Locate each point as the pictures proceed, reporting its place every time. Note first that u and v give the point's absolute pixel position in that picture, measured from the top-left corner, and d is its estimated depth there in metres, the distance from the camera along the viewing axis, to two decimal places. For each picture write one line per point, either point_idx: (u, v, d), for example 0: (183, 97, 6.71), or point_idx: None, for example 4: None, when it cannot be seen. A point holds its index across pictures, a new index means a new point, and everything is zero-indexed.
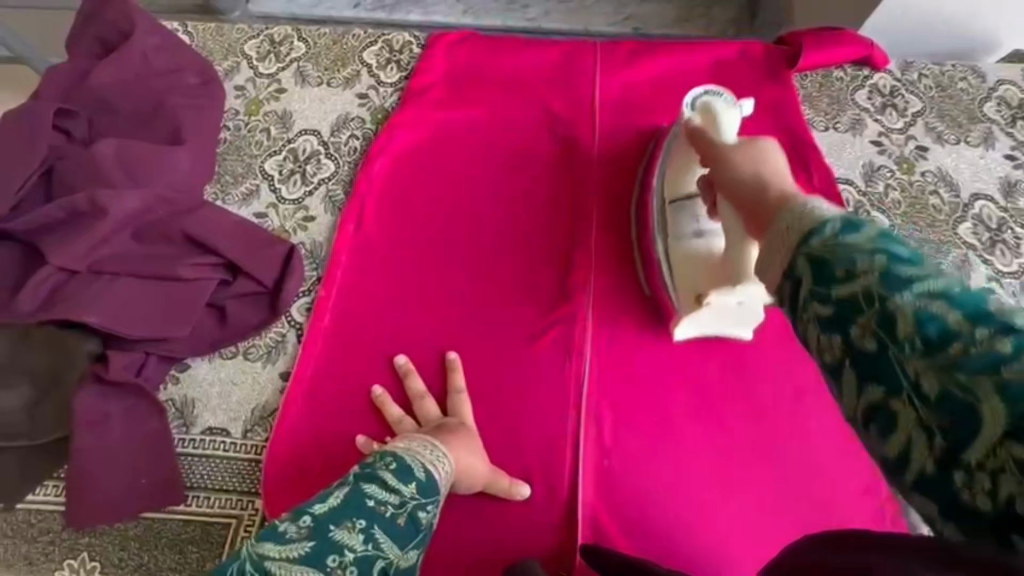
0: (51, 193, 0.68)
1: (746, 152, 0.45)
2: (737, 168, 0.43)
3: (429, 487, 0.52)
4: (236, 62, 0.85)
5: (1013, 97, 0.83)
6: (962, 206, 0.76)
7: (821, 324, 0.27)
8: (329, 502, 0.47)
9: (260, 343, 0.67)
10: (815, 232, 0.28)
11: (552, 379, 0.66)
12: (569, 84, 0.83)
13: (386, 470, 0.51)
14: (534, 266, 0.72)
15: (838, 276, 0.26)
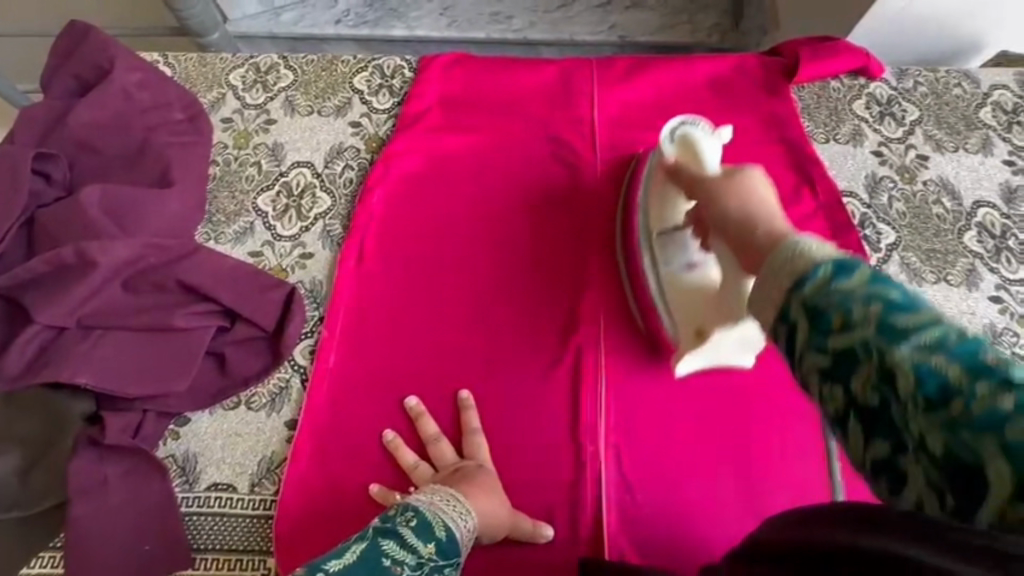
0: (33, 244, 0.65)
1: (731, 186, 0.43)
2: (724, 206, 0.41)
3: (449, 547, 0.49)
4: (221, 93, 0.82)
5: (1008, 101, 0.83)
6: (965, 214, 0.76)
7: (820, 376, 0.29)
8: (343, 559, 0.43)
9: (263, 390, 0.64)
10: (808, 281, 0.29)
11: (568, 412, 0.64)
12: (567, 105, 0.82)
13: (406, 526, 0.48)
14: (542, 294, 0.70)
15: (836, 326, 0.28)
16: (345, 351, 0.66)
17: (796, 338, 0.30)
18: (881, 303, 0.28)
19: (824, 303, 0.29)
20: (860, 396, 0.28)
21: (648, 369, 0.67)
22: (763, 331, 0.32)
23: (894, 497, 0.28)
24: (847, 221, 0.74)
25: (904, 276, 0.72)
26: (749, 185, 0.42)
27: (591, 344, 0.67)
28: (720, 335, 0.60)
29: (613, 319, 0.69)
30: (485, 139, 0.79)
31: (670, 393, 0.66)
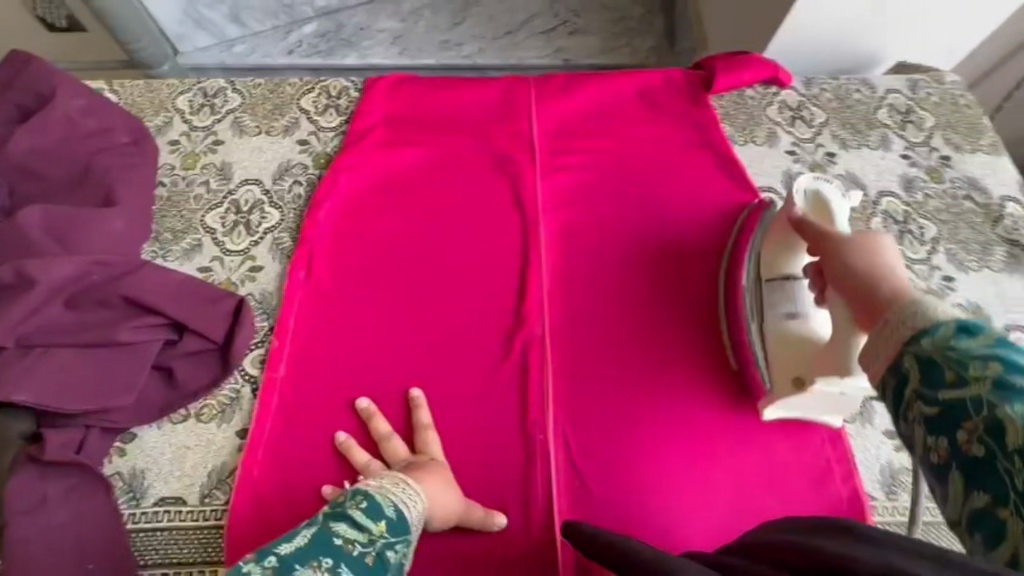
0: None
1: (870, 260, 0.48)
2: (851, 261, 0.49)
3: (400, 523, 0.50)
4: (168, 117, 0.84)
5: (900, 104, 0.93)
6: (871, 203, 0.84)
7: (928, 427, 0.34)
8: (294, 542, 0.45)
9: (213, 402, 0.64)
10: (927, 334, 0.35)
11: (518, 404, 0.67)
12: (507, 118, 0.87)
13: (355, 508, 0.49)
14: (488, 294, 0.73)
15: (948, 381, 0.33)
16: (297, 361, 0.67)
17: (908, 385, 0.35)
18: (1002, 363, 0.32)
19: (940, 357, 0.34)
20: (964, 445, 0.32)
21: (592, 359, 0.70)
22: (873, 375, 0.38)
23: (988, 548, 0.30)
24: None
25: None
26: (880, 254, 0.49)
27: (537, 338, 0.70)
28: (821, 386, 0.61)
29: (556, 314, 0.73)
30: (430, 152, 0.83)
31: (614, 379, 0.69)
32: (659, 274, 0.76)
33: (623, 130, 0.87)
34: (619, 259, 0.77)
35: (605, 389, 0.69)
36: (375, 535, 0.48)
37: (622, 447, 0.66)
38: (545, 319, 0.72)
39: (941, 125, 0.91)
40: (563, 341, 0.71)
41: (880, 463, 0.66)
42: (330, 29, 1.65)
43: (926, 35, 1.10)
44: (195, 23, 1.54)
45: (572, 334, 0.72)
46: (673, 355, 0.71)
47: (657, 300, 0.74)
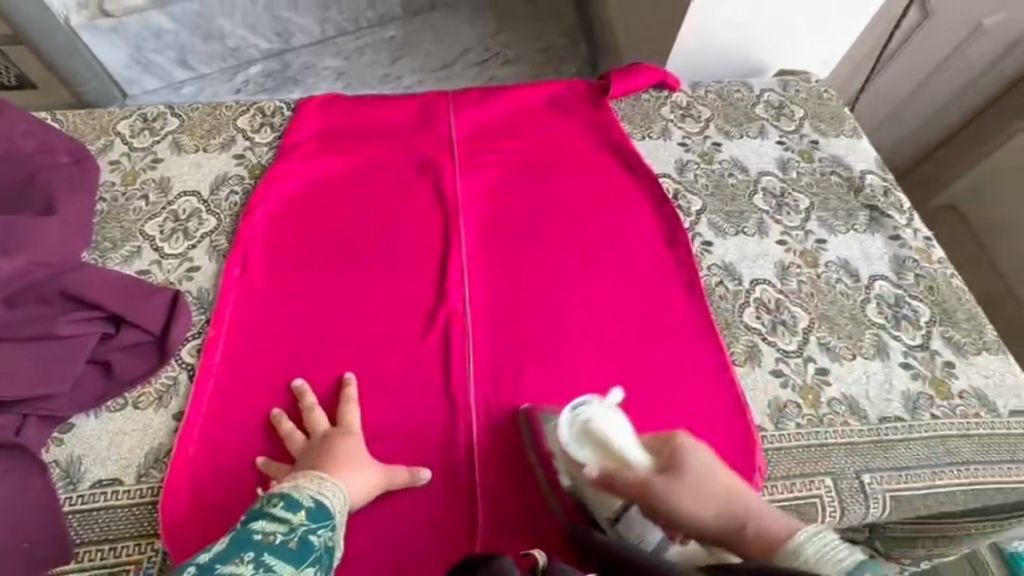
0: None
1: (687, 493, 0.55)
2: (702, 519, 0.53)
3: (319, 511, 0.55)
4: (109, 140, 0.90)
5: (774, 100, 1.07)
6: (753, 182, 0.95)
7: None
8: (213, 550, 0.48)
9: (151, 389, 0.68)
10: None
11: (442, 372, 0.73)
12: (429, 129, 0.96)
13: (273, 507, 0.53)
14: (414, 278, 0.80)
15: None
16: (235, 349, 0.72)
17: None
18: None
19: None
20: None
21: (508, 330, 0.77)
22: None
23: None
24: (662, 194, 0.91)
25: (711, 232, 0.89)
26: (682, 454, 0.57)
27: (458, 313, 0.78)
28: None
29: (476, 292, 0.80)
30: (359, 160, 0.91)
31: (529, 346, 0.76)
32: (570, 254, 0.84)
33: (533, 133, 0.97)
34: (535, 244, 0.85)
35: (523, 356, 0.76)
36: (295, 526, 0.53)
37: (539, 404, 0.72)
38: (468, 298, 0.79)
39: (809, 115, 1.05)
40: (484, 317, 0.78)
41: (768, 398, 0.74)
42: (276, 69, 1.75)
43: (797, 45, 1.27)
44: (142, 68, 1.60)
45: (493, 310, 0.79)
46: (585, 325, 0.79)
47: (570, 279, 0.82)
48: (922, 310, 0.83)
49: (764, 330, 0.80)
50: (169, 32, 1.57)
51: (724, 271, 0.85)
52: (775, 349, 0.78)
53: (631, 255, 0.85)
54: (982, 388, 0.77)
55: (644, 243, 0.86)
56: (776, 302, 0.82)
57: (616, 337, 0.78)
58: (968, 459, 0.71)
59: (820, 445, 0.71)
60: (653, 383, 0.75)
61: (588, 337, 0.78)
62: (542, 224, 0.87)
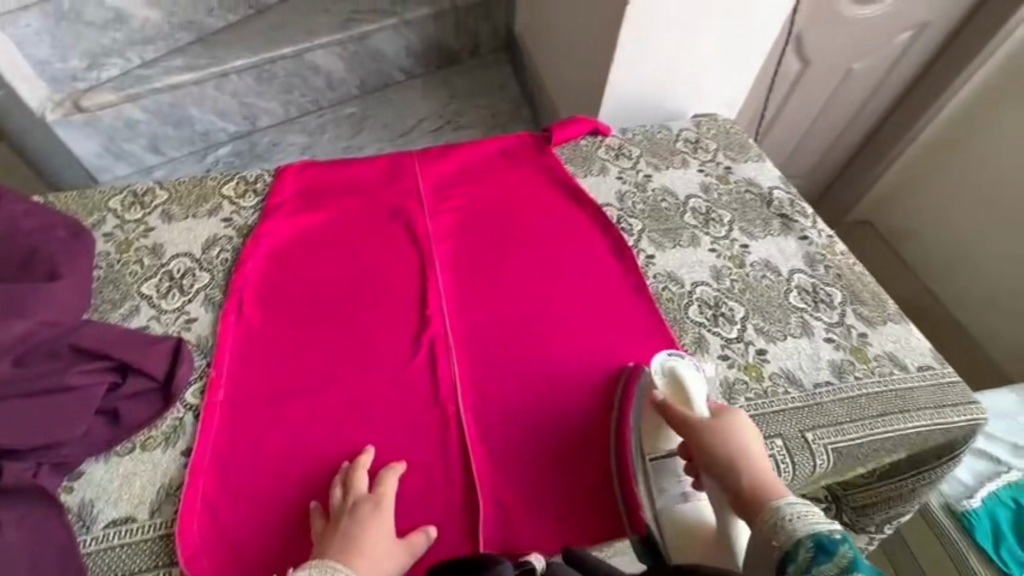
0: None
1: (721, 433, 0.70)
2: (718, 463, 0.67)
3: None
4: (102, 216, 0.97)
5: (691, 137, 1.26)
6: (682, 204, 1.11)
7: None
8: None
9: (158, 431, 0.72)
10: (793, 558, 0.54)
11: (430, 388, 0.82)
12: (398, 183, 1.09)
13: None
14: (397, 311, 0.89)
15: None
16: (234, 393, 0.77)
17: None
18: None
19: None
20: None
21: (487, 350, 0.87)
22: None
23: None
24: (607, 220, 1.06)
25: (653, 247, 1.03)
26: (731, 420, 0.71)
27: (440, 337, 0.87)
28: None
29: (455, 318, 0.90)
30: (337, 216, 1.02)
31: (507, 362, 0.86)
32: (535, 283, 0.96)
33: (490, 182, 1.12)
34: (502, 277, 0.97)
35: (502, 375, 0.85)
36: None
37: (519, 415, 0.81)
38: (447, 327, 0.88)
39: (721, 147, 1.25)
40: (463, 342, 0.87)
41: (719, 379, 0.85)
42: (244, 149, 1.88)
43: (706, 94, 1.50)
44: (114, 156, 1.68)
45: (471, 337, 0.88)
46: (553, 343, 0.89)
47: (535, 305, 0.94)
48: (835, 294, 0.98)
49: (707, 323, 0.92)
50: (142, 123, 1.67)
51: (667, 277, 0.98)
52: (720, 338, 0.90)
53: (586, 279, 0.98)
54: (893, 352, 0.90)
55: (596, 267, 0.99)
56: (714, 298, 0.96)
57: (581, 350, 0.89)
58: (891, 410, 0.83)
59: (768, 413, 0.82)
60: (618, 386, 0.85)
61: (557, 349, 0.89)
62: (507, 260, 1.00)
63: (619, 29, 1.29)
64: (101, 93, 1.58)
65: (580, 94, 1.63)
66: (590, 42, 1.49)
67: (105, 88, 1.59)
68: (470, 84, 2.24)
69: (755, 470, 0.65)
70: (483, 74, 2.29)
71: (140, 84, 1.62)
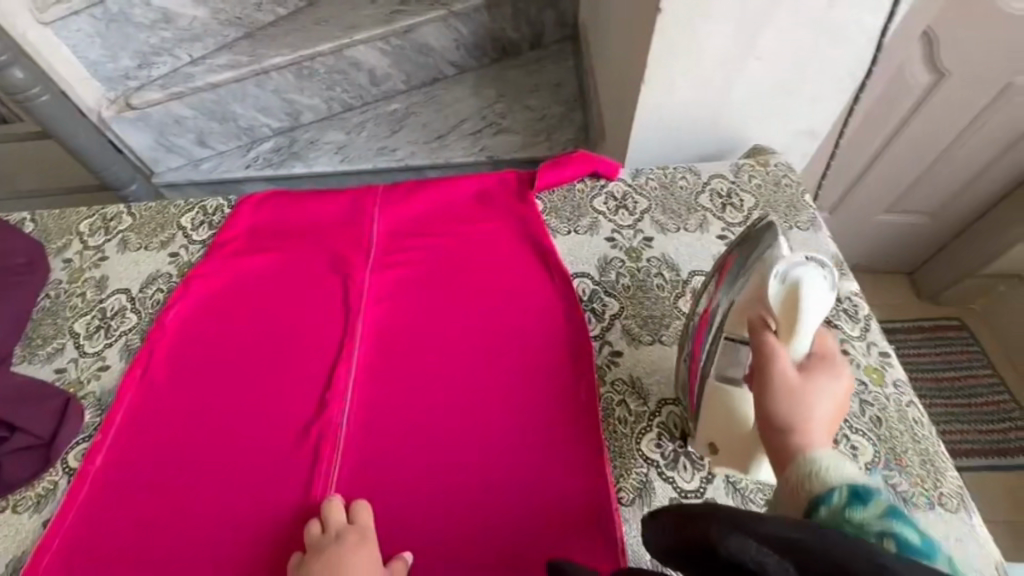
0: None
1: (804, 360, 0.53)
2: (775, 396, 0.51)
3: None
4: (68, 240, 0.99)
5: (723, 187, 0.99)
6: (682, 284, 0.88)
7: None
8: None
9: (31, 493, 0.72)
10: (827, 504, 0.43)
11: (303, 489, 0.72)
12: (352, 225, 0.98)
13: None
14: (302, 387, 0.81)
15: None
16: (109, 468, 0.73)
17: None
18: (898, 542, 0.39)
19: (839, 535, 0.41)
20: None
21: (384, 442, 0.76)
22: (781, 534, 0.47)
23: None
24: (573, 297, 0.86)
25: (624, 341, 0.82)
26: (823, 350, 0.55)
27: (336, 425, 0.77)
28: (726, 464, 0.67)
29: (359, 401, 0.79)
30: (277, 263, 0.94)
31: (402, 463, 0.74)
32: (465, 374, 0.81)
33: (452, 234, 0.96)
34: (429, 360, 0.83)
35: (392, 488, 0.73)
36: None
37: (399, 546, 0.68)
38: (347, 419, 0.78)
39: (760, 205, 0.97)
40: (360, 440, 0.76)
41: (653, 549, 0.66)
42: (284, 144, 1.90)
43: (771, 119, 1.19)
44: (166, 149, 1.79)
45: (371, 436, 0.77)
46: (464, 459, 0.74)
47: (459, 402, 0.79)
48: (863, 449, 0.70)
49: (662, 463, 0.72)
50: (188, 118, 1.74)
51: (628, 387, 0.78)
52: (671, 490, 0.70)
53: (526, 369, 0.81)
54: None
55: (544, 361, 0.81)
56: (682, 427, 0.74)
57: (494, 474, 0.73)
58: None
59: None
60: (522, 524, 0.69)
61: (465, 454, 0.75)
62: (442, 339, 0.85)
63: (650, 40, 1.04)
64: (149, 91, 1.66)
65: (617, 110, 1.38)
66: (628, 51, 1.23)
67: (154, 87, 1.67)
68: (523, 80, 2.05)
69: (815, 418, 0.50)
70: (540, 70, 2.07)
71: (185, 82, 1.68)
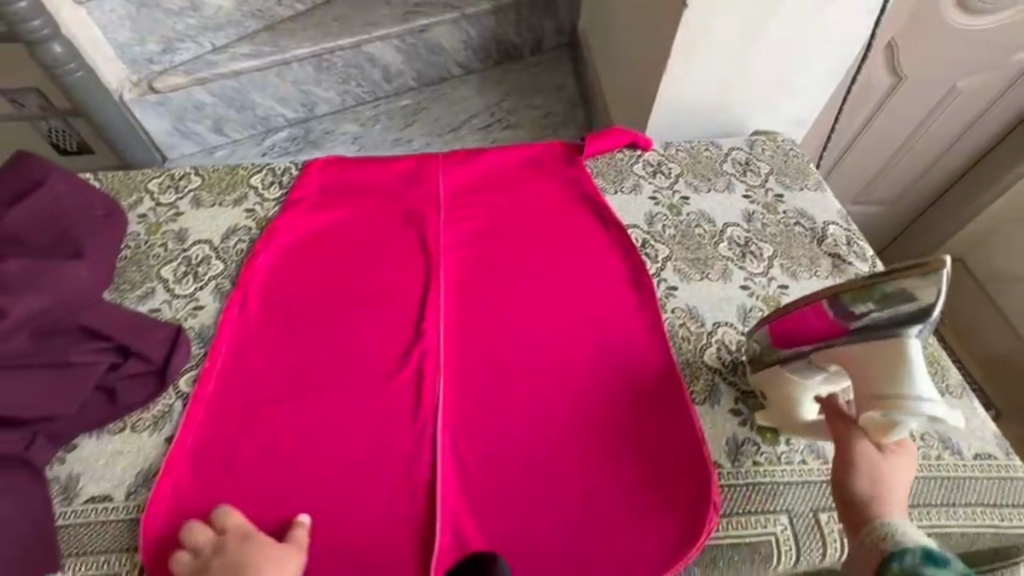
0: None
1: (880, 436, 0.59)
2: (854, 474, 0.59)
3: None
4: (139, 197, 1.03)
5: (741, 157, 1.15)
6: (718, 232, 1.01)
7: None
8: None
9: (148, 415, 0.75)
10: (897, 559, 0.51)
11: (408, 402, 0.79)
12: (418, 185, 1.07)
13: None
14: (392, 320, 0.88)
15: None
16: (221, 393, 0.78)
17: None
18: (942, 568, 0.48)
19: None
20: None
21: (476, 363, 0.83)
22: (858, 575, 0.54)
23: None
24: (629, 244, 0.98)
25: (676, 278, 0.95)
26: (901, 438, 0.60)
27: (431, 349, 0.84)
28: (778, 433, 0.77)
29: (449, 331, 0.87)
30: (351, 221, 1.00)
31: (495, 379, 0.82)
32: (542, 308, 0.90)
33: (513, 195, 1.06)
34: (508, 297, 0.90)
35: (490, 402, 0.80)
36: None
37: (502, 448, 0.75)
38: (439, 346, 0.84)
39: (774, 171, 1.12)
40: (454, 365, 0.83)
41: (726, 437, 0.77)
42: (299, 134, 1.95)
43: (770, 106, 1.37)
44: (182, 135, 1.80)
45: (463, 359, 0.84)
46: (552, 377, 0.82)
47: (539, 329, 0.88)
48: None
49: (723, 371, 0.83)
50: (207, 105, 1.77)
51: (686, 313, 0.90)
52: (734, 392, 0.81)
53: (595, 301, 0.91)
54: (947, 433, 0.76)
55: (610, 294, 0.92)
56: (736, 343, 0.86)
57: (581, 387, 0.81)
58: (930, 500, 0.71)
59: (776, 485, 0.72)
60: (612, 423, 0.78)
61: (551, 369, 0.83)
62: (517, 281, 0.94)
63: (674, 32, 1.19)
64: (172, 76, 1.69)
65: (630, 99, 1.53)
66: (645, 45, 1.39)
67: (177, 72, 1.70)
68: (526, 81, 2.19)
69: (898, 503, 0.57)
70: (542, 73, 2.22)
71: (208, 69, 1.72)
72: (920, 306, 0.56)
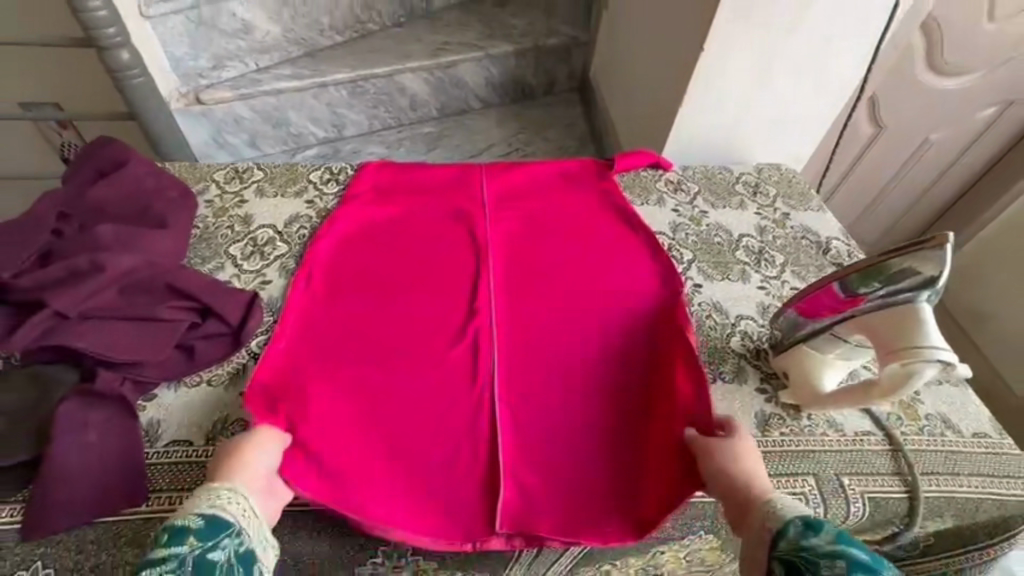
0: (44, 261, 0.83)
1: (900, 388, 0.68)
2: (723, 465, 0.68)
3: (218, 521, 0.55)
4: (206, 184, 1.10)
5: (751, 180, 1.28)
6: (735, 242, 1.13)
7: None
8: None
9: (223, 371, 0.80)
10: (783, 534, 0.55)
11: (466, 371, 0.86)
12: (464, 187, 1.17)
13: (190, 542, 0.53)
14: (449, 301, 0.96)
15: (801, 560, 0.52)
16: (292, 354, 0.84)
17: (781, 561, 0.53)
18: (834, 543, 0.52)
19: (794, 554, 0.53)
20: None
21: (526, 341, 0.91)
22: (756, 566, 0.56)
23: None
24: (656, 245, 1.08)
25: (701, 277, 1.05)
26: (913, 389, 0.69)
27: (484, 327, 0.92)
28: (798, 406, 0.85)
29: (499, 313, 0.95)
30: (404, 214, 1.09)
31: (543, 356, 0.90)
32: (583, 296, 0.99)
33: (549, 199, 1.17)
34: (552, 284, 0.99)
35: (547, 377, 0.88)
36: (239, 549, 0.55)
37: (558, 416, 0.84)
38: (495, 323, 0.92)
39: (780, 194, 1.26)
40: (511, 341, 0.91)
41: (755, 410, 0.84)
42: (328, 153, 2.06)
43: (771, 143, 1.53)
44: (218, 145, 1.90)
45: (513, 337, 0.92)
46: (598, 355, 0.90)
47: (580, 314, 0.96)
48: None
49: (748, 355, 0.92)
50: (245, 119, 1.88)
51: (712, 307, 0.99)
52: (759, 373, 0.89)
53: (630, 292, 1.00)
54: (947, 414, 0.86)
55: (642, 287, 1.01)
56: (758, 333, 0.95)
57: (621, 365, 0.89)
58: (937, 470, 0.79)
59: (801, 451, 0.79)
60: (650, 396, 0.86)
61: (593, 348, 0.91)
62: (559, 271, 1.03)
63: (690, 73, 1.35)
64: (218, 90, 1.79)
65: (643, 133, 1.68)
66: (660, 85, 1.55)
67: (222, 86, 1.81)
68: (540, 118, 2.36)
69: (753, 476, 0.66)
70: (555, 112, 2.40)
71: (252, 86, 1.84)
72: (927, 278, 0.66)
